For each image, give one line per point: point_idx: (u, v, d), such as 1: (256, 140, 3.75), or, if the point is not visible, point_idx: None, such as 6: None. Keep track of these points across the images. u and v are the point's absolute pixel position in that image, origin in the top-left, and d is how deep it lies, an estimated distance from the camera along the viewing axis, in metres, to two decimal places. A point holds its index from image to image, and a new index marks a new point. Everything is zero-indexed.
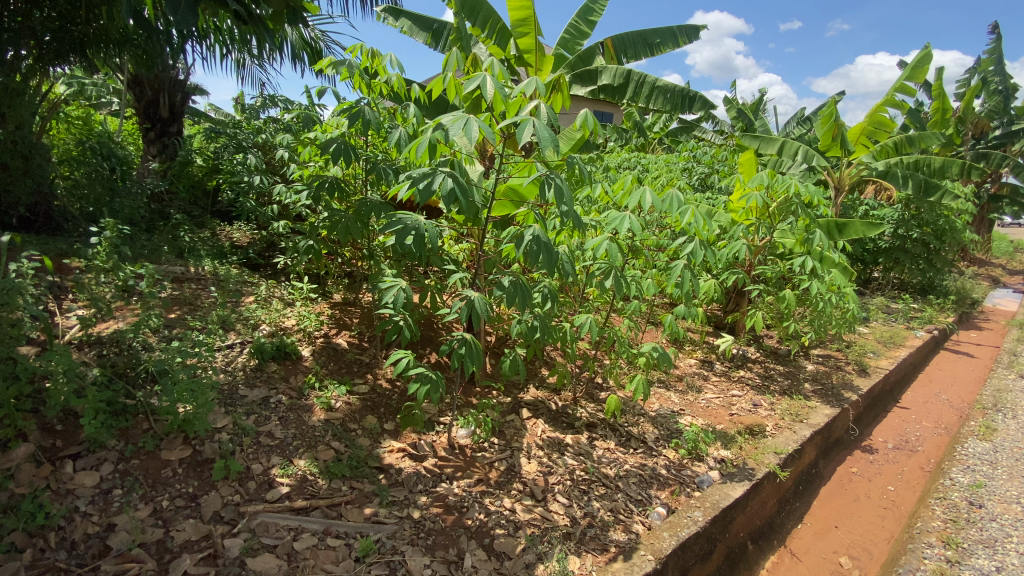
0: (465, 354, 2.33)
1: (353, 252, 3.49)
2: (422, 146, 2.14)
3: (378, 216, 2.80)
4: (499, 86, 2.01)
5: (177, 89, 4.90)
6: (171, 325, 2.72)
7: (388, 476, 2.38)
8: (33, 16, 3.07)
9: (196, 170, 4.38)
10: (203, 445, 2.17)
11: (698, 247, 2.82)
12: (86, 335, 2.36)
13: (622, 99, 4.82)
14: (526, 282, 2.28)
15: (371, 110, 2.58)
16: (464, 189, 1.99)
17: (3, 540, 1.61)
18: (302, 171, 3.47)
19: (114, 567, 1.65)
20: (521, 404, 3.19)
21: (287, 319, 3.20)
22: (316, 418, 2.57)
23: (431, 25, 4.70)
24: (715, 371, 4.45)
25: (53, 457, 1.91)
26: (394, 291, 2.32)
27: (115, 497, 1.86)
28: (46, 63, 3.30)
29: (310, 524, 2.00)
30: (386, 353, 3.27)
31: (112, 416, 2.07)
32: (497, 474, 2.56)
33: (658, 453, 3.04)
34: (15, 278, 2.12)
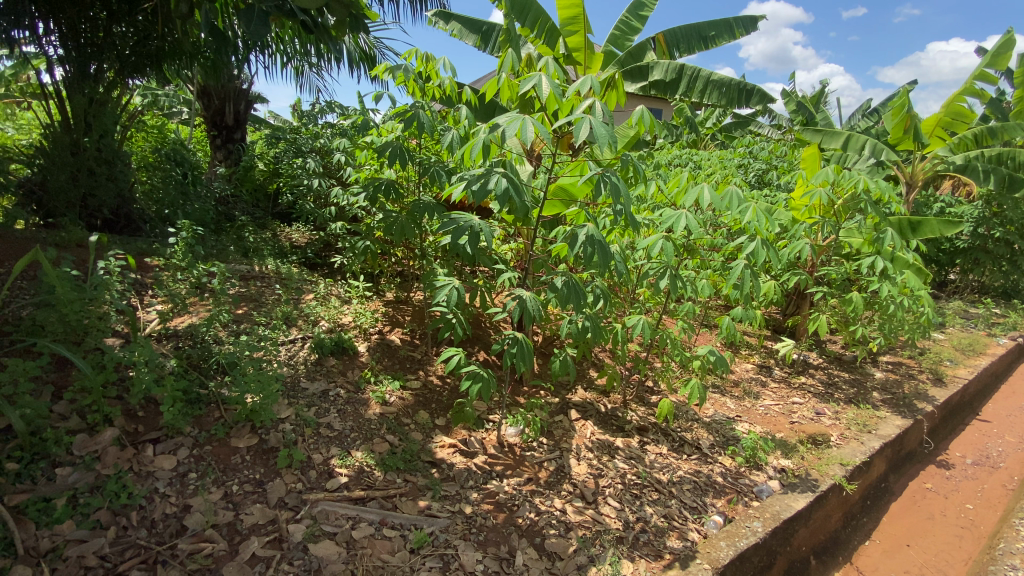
0: (516, 353, 2.35)
1: (406, 252, 3.59)
2: (476, 146, 2.18)
3: (432, 216, 2.85)
4: (555, 85, 2.01)
5: (241, 98, 5.19)
6: (239, 321, 2.88)
7: (440, 471, 2.43)
8: (114, 31, 3.36)
9: (259, 174, 4.62)
10: (269, 434, 2.29)
11: (759, 246, 2.71)
12: (164, 329, 2.53)
13: (674, 95, 4.69)
14: (578, 282, 2.26)
15: (424, 113, 2.64)
16: (517, 188, 2.00)
17: (93, 516, 1.75)
18: (358, 174, 3.60)
19: (190, 546, 1.76)
20: (569, 405, 3.17)
21: (344, 316, 3.33)
22: (372, 411, 2.66)
23: (481, 27, 4.74)
24: (774, 377, 4.25)
25: (135, 441, 2.06)
26: (448, 289, 2.36)
27: (190, 480, 1.99)
28: (125, 76, 3.59)
29: (367, 514, 2.06)
30: (436, 350, 3.34)
31: (188, 405, 2.22)
32: (547, 474, 2.56)
33: (713, 460, 2.95)
34: (104, 275, 2.32)
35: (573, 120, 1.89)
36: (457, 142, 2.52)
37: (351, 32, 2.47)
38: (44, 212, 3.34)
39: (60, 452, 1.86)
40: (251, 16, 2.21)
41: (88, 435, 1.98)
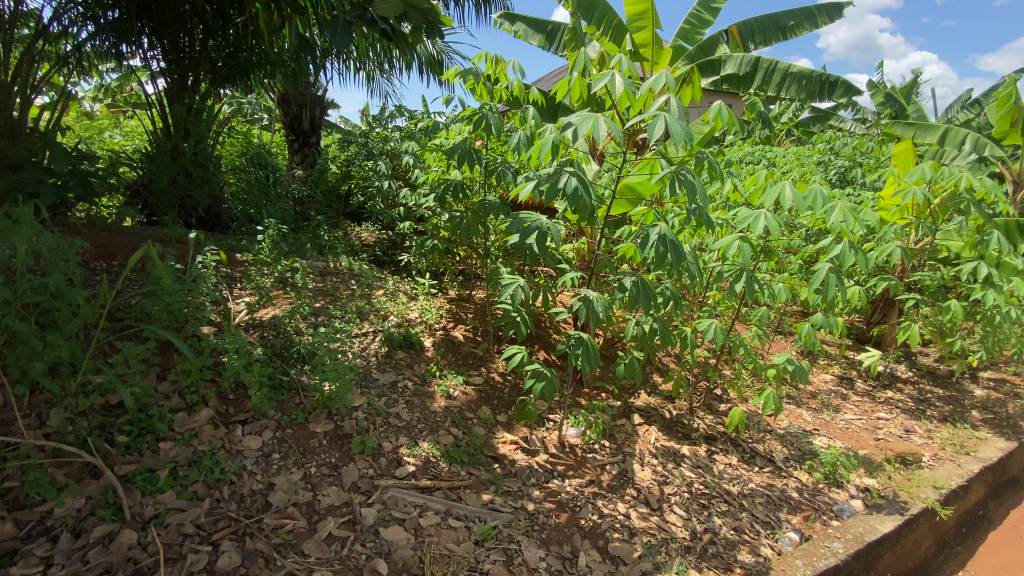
0: (582, 353, 2.34)
1: (469, 251, 3.66)
2: (546, 146, 2.20)
3: (497, 216, 2.89)
4: (629, 82, 2.00)
5: (317, 104, 5.49)
6: (317, 314, 3.05)
7: (503, 466, 2.46)
8: (207, 45, 3.68)
9: (332, 176, 4.87)
10: (343, 421, 2.42)
11: (847, 249, 2.56)
12: (251, 319, 2.73)
13: (748, 89, 4.46)
14: (648, 282, 2.21)
15: (492, 115, 2.68)
16: (587, 188, 1.98)
17: (189, 487, 1.92)
18: (426, 175, 3.71)
19: (274, 521, 1.89)
20: (632, 409, 3.10)
21: (410, 311, 3.46)
22: (437, 404, 2.74)
23: (546, 27, 4.75)
24: (857, 390, 3.94)
25: (226, 421, 2.24)
26: (513, 288, 2.40)
27: (274, 460, 2.13)
28: (217, 85, 3.90)
29: (433, 503, 2.12)
30: (498, 347, 3.39)
31: (272, 390, 2.38)
32: (610, 478, 2.52)
33: (787, 474, 2.79)
34: (202, 268, 2.55)
35: (648, 117, 1.86)
36: (524, 142, 2.55)
37: (426, 38, 2.46)
38: (149, 211, 3.70)
39: (164, 428, 2.05)
40: (336, 26, 2.28)
41: (187, 414, 2.17)
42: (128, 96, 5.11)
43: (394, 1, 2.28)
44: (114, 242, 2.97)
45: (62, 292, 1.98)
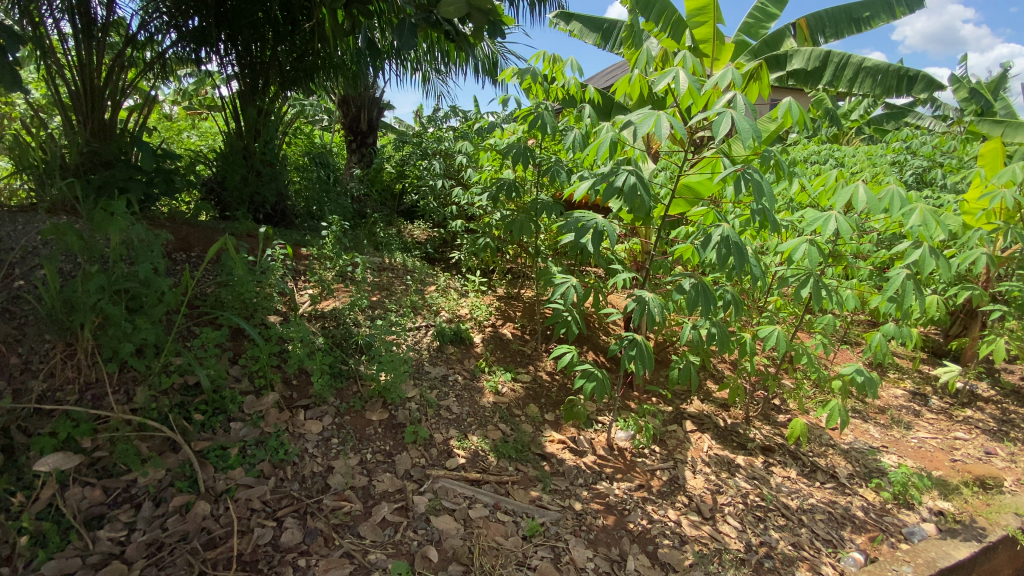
0: (635, 355, 2.30)
1: (518, 250, 3.69)
2: (604, 145, 2.19)
3: (551, 215, 2.89)
4: (693, 79, 1.98)
5: (374, 105, 5.68)
6: (374, 306, 3.16)
7: (551, 464, 2.47)
8: (277, 50, 3.85)
9: (387, 175, 5.03)
10: (397, 410, 2.50)
11: (928, 254, 2.41)
12: (314, 310, 2.85)
13: (817, 85, 4.15)
14: (708, 284, 2.14)
15: (548, 114, 2.69)
16: (646, 186, 1.95)
17: (257, 466, 2.04)
18: (480, 175, 3.75)
19: (333, 502, 1.98)
20: (684, 416, 3.02)
21: (461, 308, 3.52)
22: (486, 399, 2.79)
23: (602, 24, 4.68)
24: (931, 407, 3.67)
25: (290, 406, 2.35)
26: (566, 287, 2.40)
27: (333, 444, 2.23)
28: (284, 88, 4.05)
29: (482, 496, 2.16)
30: (546, 346, 3.39)
31: (333, 378, 2.50)
32: (660, 483, 2.48)
33: (852, 491, 2.64)
34: (271, 261, 2.71)
35: (713, 113, 1.83)
36: (580, 141, 2.54)
37: (487, 38, 2.46)
38: (221, 207, 3.95)
39: (234, 409, 2.19)
40: (402, 29, 2.36)
41: (255, 397, 2.30)
42: (203, 99, 5.46)
43: (457, 2, 2.32)
44: (193, 235, 3.19)
45: (150, 280, 2.15)
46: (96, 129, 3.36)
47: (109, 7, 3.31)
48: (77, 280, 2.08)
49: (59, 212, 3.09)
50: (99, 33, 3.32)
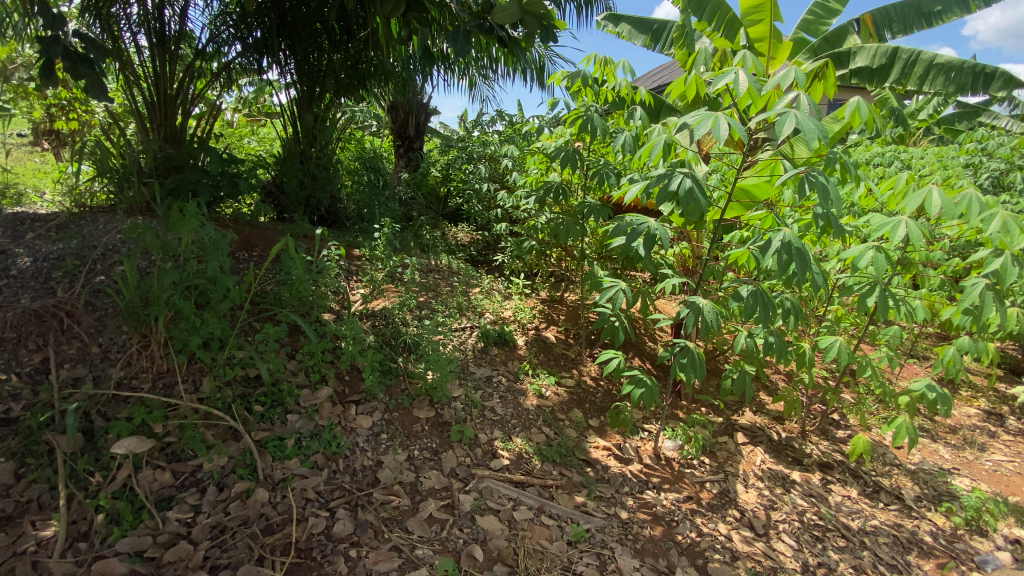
0: (687, 363, 2.24)
1: (562, 253, 3.67)
2: (659, 147, 2.16)
3: (598, 218, 2.85)
4: (754, 79, 1.93)
5: (422, 110, 5.81)
6: (422, 306, 3.23)
7: (595, 471, 2.44)
8: (333, 59, 4.03)
9: (434, 179, 5.14)
10: (443, 409, 2.54)
11: (1010, 262, 2.24)
12: (365, 309, 2.94)
13: (883, 84, 3.90)
14: (766, 291, 2.07)
15: (598, 117, 2.66)
16: (703, 189, 1.90)
17: (311, 457, 2.11)
18: (526, 178, 3.75)
19: (382, 496, 2.04)
20: (735, 427, 2.92)
21: (505, 310, 3.55)
22: (530, 402, 2.79)
23: (652, 26, 4.57)
24: (1010, 429, 3.39)
25: (343, 400, 2.43)
26: (615, 291, 2.37)
27: (382, 439, 2.30)
28: (339, 95, 4.23)
29: (526, 499, 2.16)
30: (590, 351, 3.37)
31: (383, 375, 2.57)
32: (710, 496, 2.41)
33: (919, 514, 2.48)
34: (326, 262, 2.82)
35: (775, 113, 1.78)
36: (630, 144, 2.50)
37: (540, 43, 2.47)
38: (279, 209, 4.13)
39: (291, 402, 2.29)
40: (457, 36, 2.40)
41: (310, 391, 2.39)
42: (262, 106, 5.74)
43: (511, 8, 2.34)
44: (254, 235, 3.35)
45: (217, 277, 2.28)
46: (168, 136, 3.60)
47: (182, 21, 3.52)
48: (153, 276, 2.23)
49: (135, 212, 3.32)
50: (172, 46, 3.54)
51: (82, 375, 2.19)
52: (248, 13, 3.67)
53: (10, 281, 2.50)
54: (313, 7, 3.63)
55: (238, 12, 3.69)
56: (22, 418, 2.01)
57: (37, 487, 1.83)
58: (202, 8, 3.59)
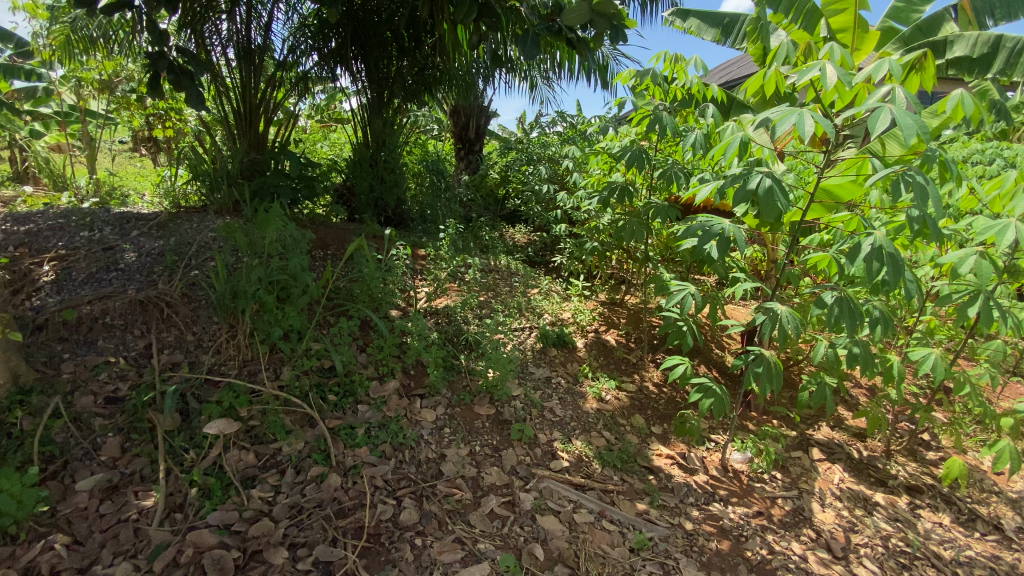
0: (761, 373, 2.14)
1: (624, 256, 3.61)
2: (735, 145, 2.07)
3: (665, 219, 2.77)
4: (844, 72, 1.82)
5: (482, 113, 5.90)
6: (482, 305, 3.28)
7: (658, 479, 2.38)
8: (401, 66, 4.15)
9: (494, 181, 5.21)
10: (504, 407, 2.58)
11: None
12: (429, 307, 3.03)
13: (982, 75, 3.58)
14: (853, 298, 1.94)
15: (668, 115, 2.58)
16: (784, 188, 1.81)
17: (380, 447, 2.20)
18: (588, 179, 3.71)
19: (445, 488, 2.09)
20: (810, 442, 2.76)
21: (564, 312, 3.53)
22: (590, 405, 2.77)
23: (722, 20, 4.40)
24: None
25: (409, 394, 2.52)
26: (683, 295, 2.30)
27: (446, 433, 2.36)
28: (405, 100, 4.35)
29: (587, 502, 2.15)
30: (652, 356, 3.29)
31: (446, 371, 2.65)
32: (782, 513, 2.29)
33: (1022, 548, 2.26)
34: (394, 262, 2.94)
35: (866, 109, 1.67)
36: (702, 142, 2.41)
37: (609, 43, 2.44)
38: (350, 210, 4.34)
39: (362, 393, 2.40)
40: (526, 40, 2.42)
41: (379, 383, 2.50)
42: (333, 113, 6.06)
43: (580, 10, 2.35)
44: (328, 235, 3.54)
45: (297, 274, 2.43)
46: (252, 141, 3.88)
47: (265, 35, 3.78)
48: (242, 272, 2.41)
49: (224, 212, 3.61)
50: (257, 58, 3.81)
51: (179, 361, 2.40)
52: (326, 25, 3.90)
53: (120, 275, 2.78)
54: (385, 17, 3.84)
55: (316, 24, 3.91)
56: (128, 398, 2.23)
57: (140, 461, 2.02)
58: (284, 21, 3.81)
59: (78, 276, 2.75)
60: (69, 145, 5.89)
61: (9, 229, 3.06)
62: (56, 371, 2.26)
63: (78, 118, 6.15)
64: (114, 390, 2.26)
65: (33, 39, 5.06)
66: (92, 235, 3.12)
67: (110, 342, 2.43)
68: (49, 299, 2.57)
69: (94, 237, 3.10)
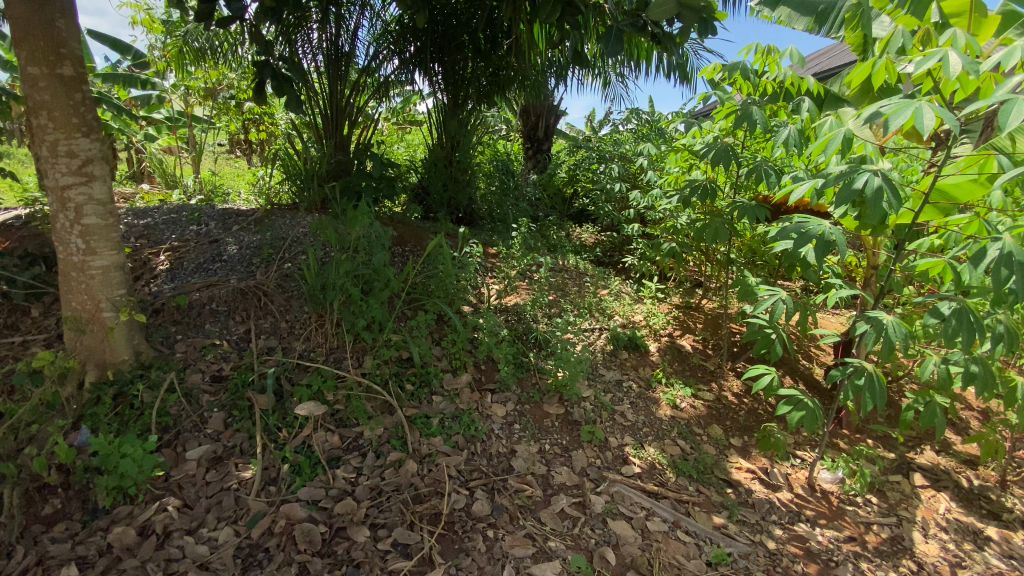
0: (864, 387, 1.97)
1: (702, 258, 3.48)
2: (836, 141, 1.92)
3: (752, 219, 2.62)
4: (970, 60, 1.64)
5: (552, 113, 5.89)
6: (552, 305, 3.28)
7: (737, 493, 2.28)
8: (476, 67, 4.20)
9: (564, 180, 5.18)
10: (573, 408, 2.56)
11: None
12: (499, 304, 3.07)
13: None
14: (975, 310, 1.75)
15: (758, 109, 2.45)
16: (895, 188, 1.67)
17: (453, 437, 2.27)
18: (665, 177, 3.60)
19: (516, 484, 2.12)
20: (911, 466, 2.52)
21: (636, 314, 3.45)
22: (664, 412, 2.69)
23: (817, 7, 4.05)
24: None
25: (480, 388, 2.57)
26: (774, 301, 2.17)
27: (516, 429, 2.38)
28: (479, 101, 4.42)
29: (660, 510, 2.09)
30: (732, 364, 3.14)
31: (517, 369, 2.68)
32: (877, 540, 2.12)
33: None
34: (467, 259, 3.02)
35: (998, 101, 1.50)
36: (796, 138, 2.27)
37: (697, 36, 2.36)
38: (426, 209, 4.49)
39: (437, 385, 2.48)
40: (609, 36, 2.36)
41: (452, 375, 2.58)
42: (408, 116, 6.28)
43: (667, 3, 2.25)
44: (406, 232, 3.70)
45: (380, 268, 2.56)
46: (338, 143, 4.12)
47: (352, 42, 3.99)
48: (331, 265, 2.57)
49: (313, 210, 3.87)
50: (343, 65, 4.03)
51: (274, 346, 2.60)
52: (408, 30, 4.06)
53: (223, 266, 3.05)
54: (464, 19, 3.94)
55: (398, 30, 4.08)
56: (230, 377, 2.44)
57: (240, 436, 2.20)
58: (368, 28, 4.00)
59: (189, 266, 3.05)
60: (178, 147, 6.53)
61: (132, 223, 3.44)
62: (170, 350, 2.52)
63: (186, 123, 6.80)
64: (218, 370, 2.48)
65: (151, 52, 5.63)
66: (200, 229, 3.44)
67: (216, 327, 2.67)
68: (165, 285, 2.87)
69: (201, 231, 3.42)
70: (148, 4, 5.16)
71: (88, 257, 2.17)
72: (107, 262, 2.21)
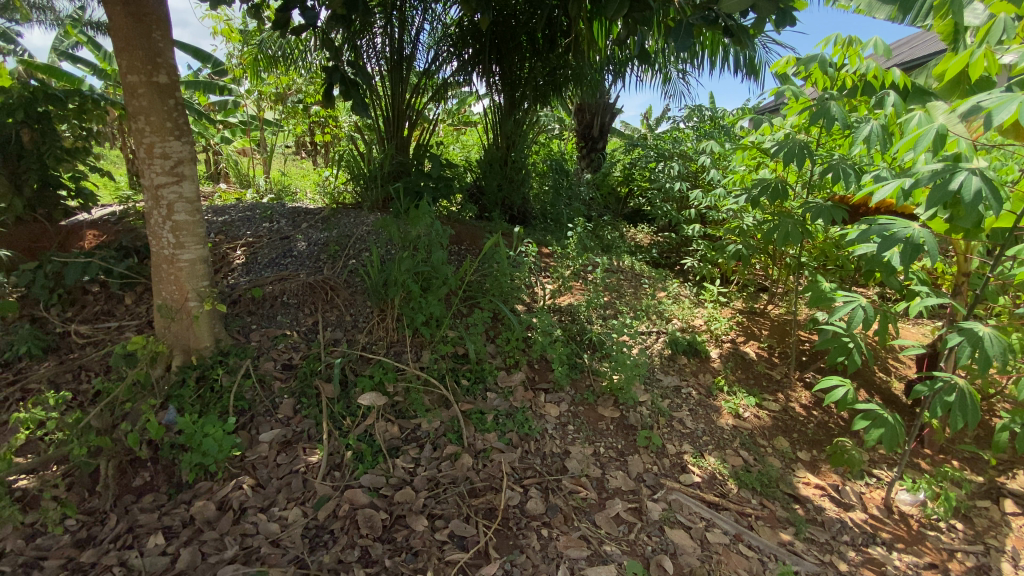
0: (954, 403, 1.82)
1: (768, 262, 3.32)
2: (928, 138, 1.78)
3: (827, 220, 2.48)
4: None
5: (609, 111, 5.81)
6: (608, 306, 3.24)
7: (805, 510, 2.17)
8: (534, 66, 4.19)
9: (620, 179, 5.09)
10: (629, 412, 2.52)
11: None
12: (553, 304, 3.07)
13: None
14: None
15: (837, 104, 2.31)
16: (998, 188, 1.53)
17: (507, 434, 2.29)
18: (730, 176, 3.46)
19: (571, 485, 2.11)
20: (1002, 492, 2.31)
21: (696, 319, 3.34)
22: (725, 421, 2.60)
23: None
24: None
25: (534, 387, 2.59)
26: (852, 307, 2.05)
27: (569, 430, 2.38)
28: (535, 101, 4.39)
29: (721, 522, 2.02)
30: (800, 374, 2.98)
31: (570, 369, 2.67)
32: (962, 569, 1.96)
33: None
34: (522, 259, 3.03)
35: None
36: (880, 135, 2.12)
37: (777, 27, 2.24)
38: (482, 208, 4.56)
39: (491, 382, 2.52)
40: (678, 30, 2.30)
41: (506, 373, 2.61)
42: (464, 117, 6.39)
43: None
44: (463, 231, 3.77)
45: (439, 266, 2.63)
46: (398, 144, 4.25)
47: (414, 46, 4.12)
48: (393, 262, 2.67)
49: (375, 210, 4.02)
50: (405, 68, 4.16)
51: (339, 338, 2.74)
52: (468, 32, 4.13)
53: (293, 261, 3.23)
54: (523, 19, 3.97)
55: (458, 33, 4.16)
56: (299, 366, 2.59)
57: (308, 422, 2.33)
58: (429, 32, 4.13)
59: (262, 260, 3.25)
60: (251, 149, 6.94)
61: (213, 220, 3.71)
62: (246, 339, 2.70)
63: (258, 126, 7.22)
64: (289, 359, 2.63)
65: (229, 60, 6.02)
66: (273, 226, 3.66)
67: (287, 318, 2.84)
68: (241, 278, 3.07)
69: (274, 228, 3.64)
70: (228, 15, 5.53)
71: (177, 251, 2.36)
72: (193, 256, 2.40)
